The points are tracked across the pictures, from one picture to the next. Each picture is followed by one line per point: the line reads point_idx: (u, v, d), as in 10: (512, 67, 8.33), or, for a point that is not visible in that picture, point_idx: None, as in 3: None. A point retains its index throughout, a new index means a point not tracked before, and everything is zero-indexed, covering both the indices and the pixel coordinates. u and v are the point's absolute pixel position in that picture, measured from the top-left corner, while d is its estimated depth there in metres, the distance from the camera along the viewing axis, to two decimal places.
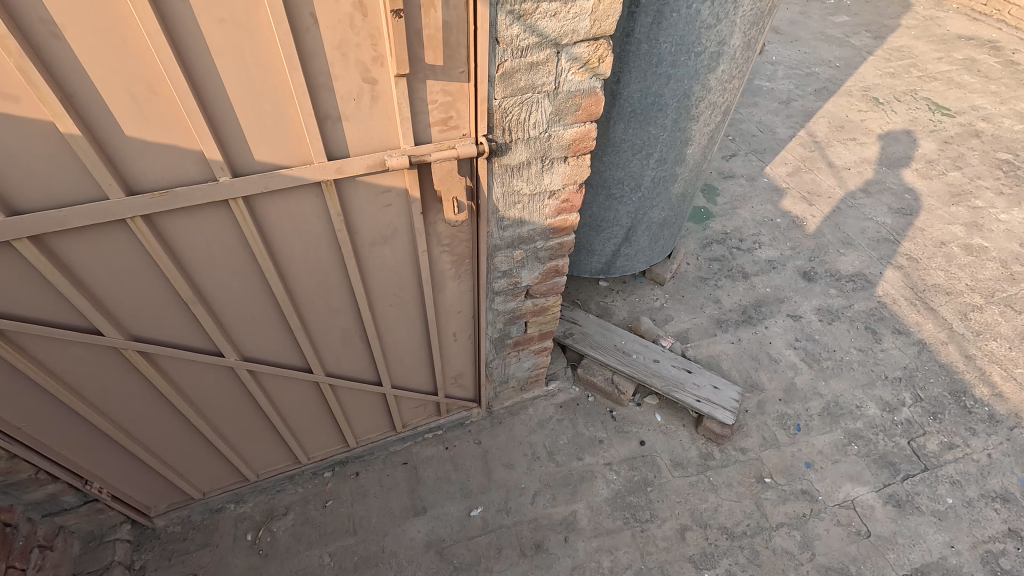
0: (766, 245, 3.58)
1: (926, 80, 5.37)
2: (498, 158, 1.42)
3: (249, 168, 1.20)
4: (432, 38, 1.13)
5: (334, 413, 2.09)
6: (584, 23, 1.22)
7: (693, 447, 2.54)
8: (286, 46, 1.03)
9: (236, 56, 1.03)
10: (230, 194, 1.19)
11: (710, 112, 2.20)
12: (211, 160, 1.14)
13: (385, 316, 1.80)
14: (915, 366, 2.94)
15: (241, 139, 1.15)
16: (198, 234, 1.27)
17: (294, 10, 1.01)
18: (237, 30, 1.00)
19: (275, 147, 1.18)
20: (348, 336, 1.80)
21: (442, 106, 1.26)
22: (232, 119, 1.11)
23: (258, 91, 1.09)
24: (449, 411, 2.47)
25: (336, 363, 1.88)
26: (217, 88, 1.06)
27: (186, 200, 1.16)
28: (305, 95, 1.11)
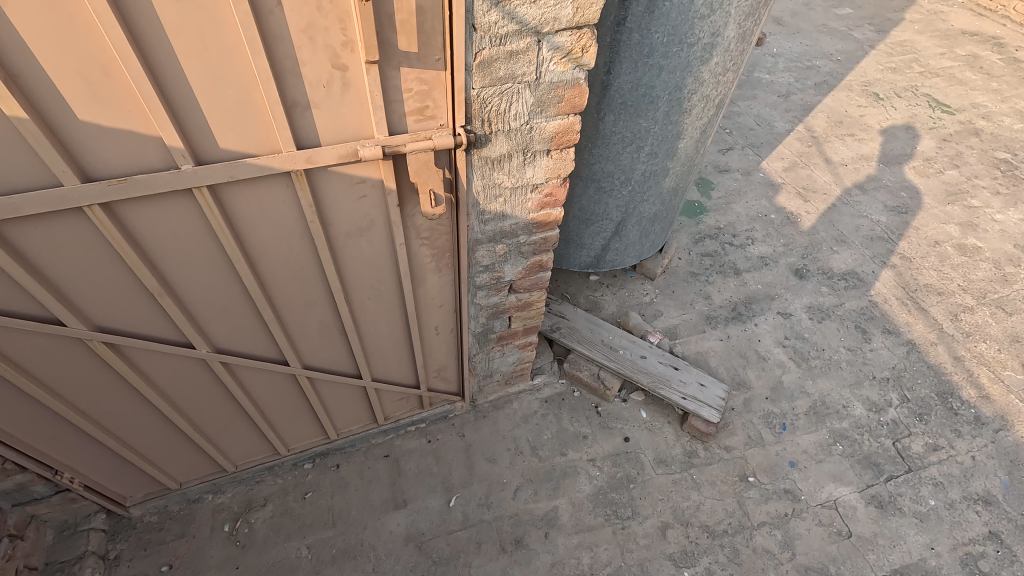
0: (759, 241, 3.55)
1: (928, 76, 5.31)
2: (478, 150, 1.37)
3: (214, 156, 1.15)
4: (405, 23, 1.08)
5: (313, 405, 2.06)
6: (567, 10, 1.16)
7: (678, 444, 2.53)
8: (248, 28, 0.98)
9: (195, 39, 0.98)
10: (193, 183, 1.14)
11: (702, 106, 2.15)
12: (172, 147, 1.09)
13: (363, 308, 1.76)
14: (903, 367, 2.92)
15: (205, 127, 1.10)
16: (162, 224, 1.22)
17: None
18: (195, 10, 0.94)
19: (241, 135, 1.13)
20: (326, 328, 1.76)
21: (418, 95, 1.21)
22: (193, 104, 1.06)
23: (221, 76, 1.04)
24: (432, 404, 2.45)
25: (314, 356, 1.84)
26: (176, 72, 1.01)
27: (146, 189, 1.11)
28: (270, 81, 1.06)
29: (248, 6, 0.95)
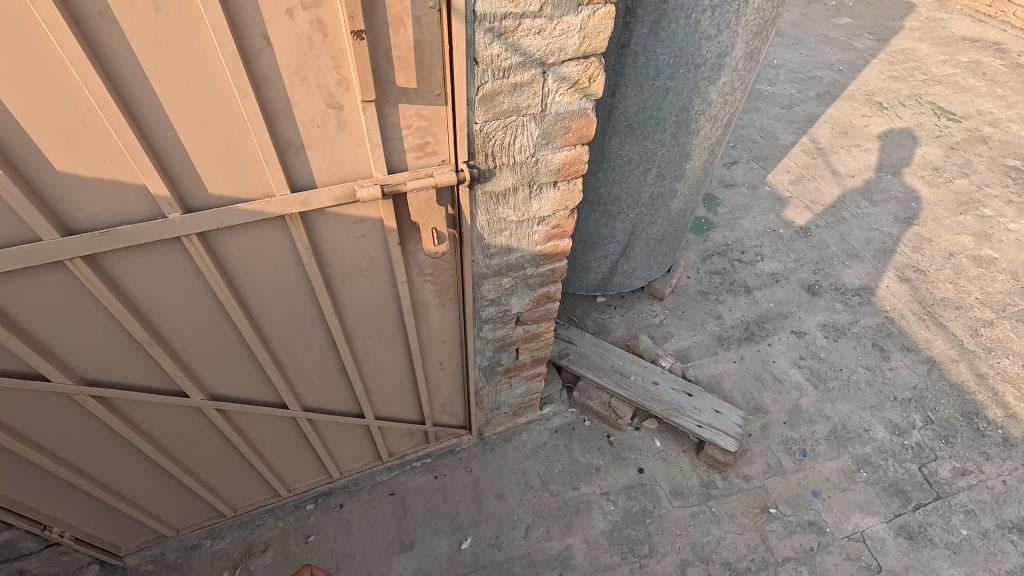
0: (769, 258, 3.47)
1: (931, 83, 5.26)
2: (481, 184, 1.30)
3: (204, 202, 1.09)
4: (402, 59, 1.01)
5: (314, 446, 1.98)
6: (573, 40, 1.10)
7: (694, 474, 2.43)
8: (235, 71, 0.91)
9: (180, 84, 0.92)
10: (182, 231, 1.07)
11: (710, 126, 2.09)
12: (158, 196, 1.02)
13: (365, 347, 1.68)
14: (925, 386, 2.82)
15: (192, 173, 1.03)
16: (151, 273, 1.16)
17: (244, 31, 0.89)
18: (178, 54, 0.88)
19: (231, 180, 1.07)
20: (325, 369, 1.68)
21: (418, 131, 1.14)
22: (179, 151, 0.99)
23: (209, 120, 0.97)
24: (438, 439, 2.36)
25: (314, 396, 1.76)
26: (160, 118, 0.94)
27: (132, 239, 1.05)
28: (261, 125, 0.99)
29: (236, 48, 0.89)
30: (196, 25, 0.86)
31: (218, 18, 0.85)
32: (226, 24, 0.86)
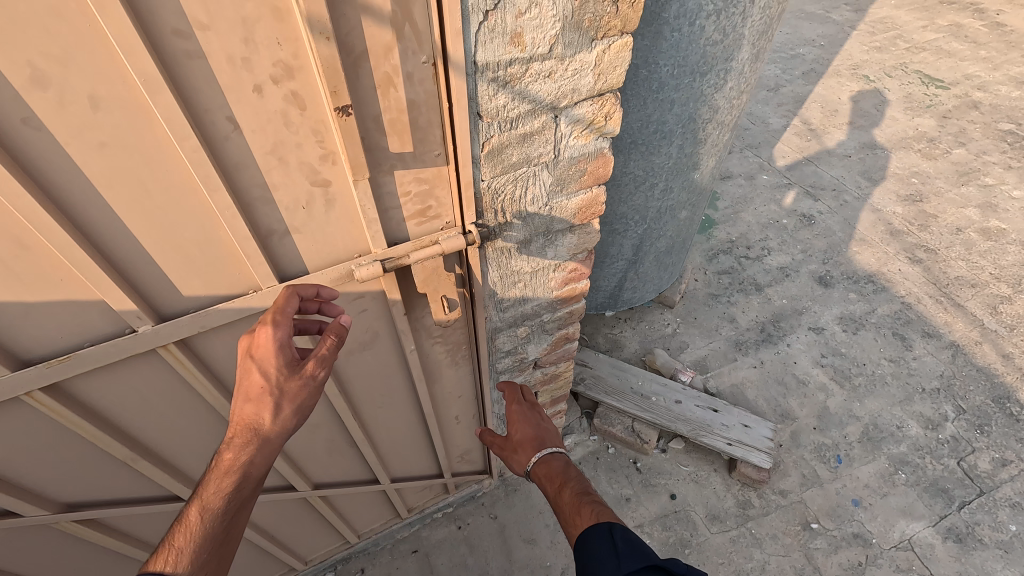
0: (776, 251, 3.36)
1: (915, 51, 5.17)
2: (491, 242, 1.16)
3: (178, 307, 0.93)
4: (395, 123, 0.86)
5: (328, 517, 1.84)
6: (587, 79, 0.95)
7: (729, 495, 2.32)
8: (200, 166, 0.76)
9: (135, 185, 0.76)
10: (156, 342, 0.92)
11: (717, 132, 1.95)
12: (123, 310, 0.87)
13: (374, 415, 1.53)
14: (953, 373, 2.73)
15: (163, 278, 0.88)
16: (129, 389, 1.01)
17: (205, 117, 0.74)
18: (128, 154, 0.72)
19: (209, 278, 0.92)
20: (333, 443, 1.54)
21: (417, 196, 1.00)
22: (142, 258, 0.84)
23: (175, 219, 0.82)
24: (459, 488, 2.22)
25: (323, 470, 1.62)
26: (115, 227, 0.79)
27: (99, 359, 0.90)
28: (237, 219, 0.84)
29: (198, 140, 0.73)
30: (146, 118, 0.71)
31: (173, 108, 0.69)
32: (184, 113, 0.70)
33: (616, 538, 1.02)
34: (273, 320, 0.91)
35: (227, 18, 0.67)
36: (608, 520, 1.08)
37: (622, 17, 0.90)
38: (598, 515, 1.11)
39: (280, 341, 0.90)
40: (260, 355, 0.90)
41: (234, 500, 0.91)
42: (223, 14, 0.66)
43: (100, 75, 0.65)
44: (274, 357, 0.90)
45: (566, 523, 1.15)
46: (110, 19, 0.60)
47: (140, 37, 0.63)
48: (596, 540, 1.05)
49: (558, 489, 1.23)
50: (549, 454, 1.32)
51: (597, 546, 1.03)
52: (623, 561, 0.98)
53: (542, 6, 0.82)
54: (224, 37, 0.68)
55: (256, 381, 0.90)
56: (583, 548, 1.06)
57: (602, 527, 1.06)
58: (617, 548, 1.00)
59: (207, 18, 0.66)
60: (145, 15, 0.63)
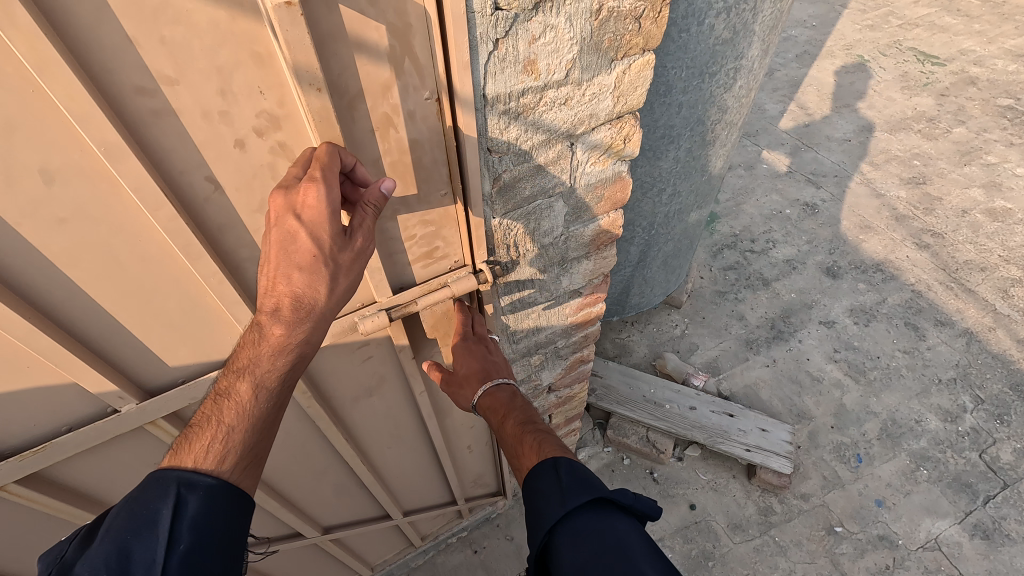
0: (781, 243, 3.28)
1: (908, 27, 5.08)
2: (503, 277, 1.07)
3: (165, 381, 0.86)
4: (397, 166, 0.77)
5: (341, 555, 1.77)
6: (605, 102, 0.87)
7: (750, 502, 2.26)
8: (179, 234, 0.69)
9: (106, 258, 0.69)
10: (142, 420, 0.85)
11: (726, 132, 1.87)
12: (101, 394, 0.79)
13: (384, 456, 1.45)
14: (968, 362, 2.68)
15: (145, 351, 0.81)
16: (116, 465, 0.93)
17: (181, 180, 0.67)
18: (93, 227, 0.66)
19: (198, 344, 0.85)
20: (341, 485, 1.47)
21: (423, 239, 0.91)
22: (121, 334, 0.77)
23: (154, 289, 0.75)
24: (473, 511, 2.14)
25: (331, 512, 1.55)
26: (85, 305, 0.72)
27: (79, 445, 0.82)
28: (223, 284, 0.77)
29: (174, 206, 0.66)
30: (112, 187, 0.64)
31: (142, 174, 0.62)
32: (155, 179, 0.64)
33: (563, 475, 0.88)
34: (319, 178, 0.65)
35: (199, 70, 0.61)
36: (553, 453, 0.93)
37: (644, 34, 0.82)
38: (544, 447, 0.95)
39: (331, 206, 0.67)
40: (304, 222, 0.67)
41: (277, 386, 0.79)
42: (193, 64, 0.60)
43: (56, 146, 0.59)
44: (324, 225, 0.67)
45: (512, 455, 1.00)
46: (61, 87, 0.54)
47: (97, 103, 0.56)
48: (540, 477, 0.90)
49: (500, 419, 1.05)
50: (498, 383, 1.07)
51: (540, 481, 0.90)
52: (568, 497, 0.84)
53: (558, 29, 0.73)
54: (196, 89, 0.62)
55: (299, 255, 0.69)
56: (526, 485, 0.92)
57: (547, 461, 0.91)
58: (563, 482, 0.87)
59: (175, 72, 0.60)
60: (101, 76, 0.57)
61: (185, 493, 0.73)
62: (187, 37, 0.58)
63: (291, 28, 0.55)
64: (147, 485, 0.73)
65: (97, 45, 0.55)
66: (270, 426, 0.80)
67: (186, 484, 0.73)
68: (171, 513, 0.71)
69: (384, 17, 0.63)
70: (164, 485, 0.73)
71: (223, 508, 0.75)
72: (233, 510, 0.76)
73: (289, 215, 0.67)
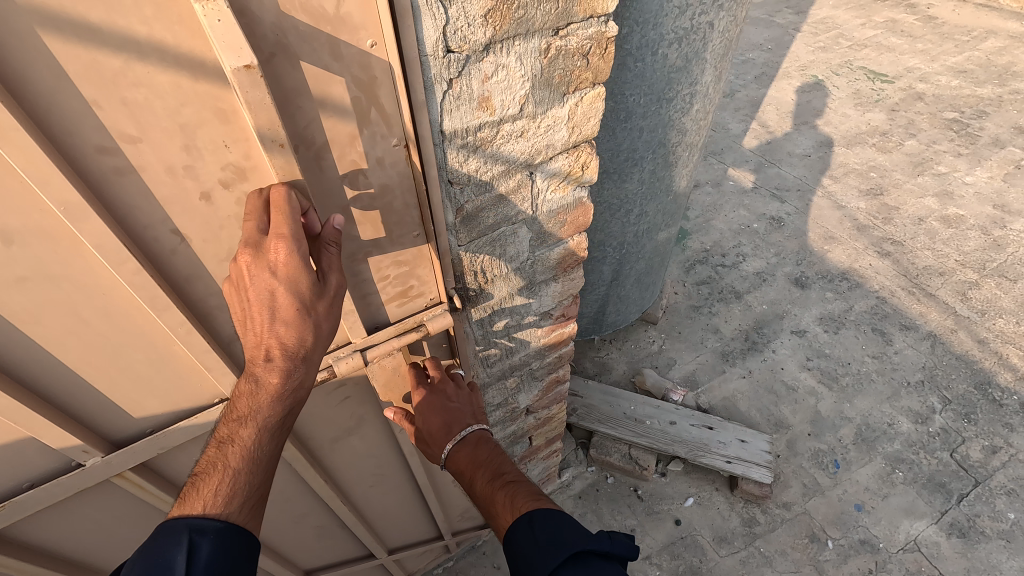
0: (751, 256, 3.38)
1: (857, 48, 5.36)
2: (473, 303, 1.10)
3: (128, 428, 0.93)
4: (369, 209, 0.80)
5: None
6: (560, 133, 0.91)
7: (733, 514, 2.28)
8: (143, 287, 0.76)
9: (73, 319, 0.76)
10: (109, 473, 0.92)
11: (687, 152, 1.95)
12: (63, 447, 0.86)
13: (366, 495, 1.45)
14: (934, 364, 2.78)
15: (112, 406, 0.89)
16: (74, 517, 1.01)
17: (146, 234, 0.74)
18: (53, 284, 0.72)
19: (165, 396, 0.93)
20: (322, 527, 1.46)
21: (397, 278, 0.93)
22: (82, 382, 0.84)
23: (120, 346, 0.83)
24: (461, 544, 2.09)
25: (312, 555, 1.53)
26: (41, 358, 0.78)
27: (41, 501, 0.89)
28: (186, 334, 0.84)
29: (138, 260, 0.73)
30: (73, 247, 0.71)
31: (104, 230, 0.68)
32: (119, 235, 0.70)
33: (538, 530, 0.89)
34: (288, 235, 0.70)
35: (162, 129, 0.67)
36: (528, 508, 0.94)
37: (592, 69, 0.86)
38: (517, 501, 0.96)
39: (302, 261, 0.71)
40: (281, 281, 0.70)
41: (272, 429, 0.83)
42: (155, 123, 0.66)
43: (18, 210, 0.65)
44: (300, 278, 0.71)
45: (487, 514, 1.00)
46: (17, 148, 0.59)
47: (64, 172, 0.63)
48: (518, 533, 0.91)
49: (470, 478, 1.04)
50: (461, 439, 1.07)
51: (519, 540, 0.91)
52: (547, 556, 0.86)
53: (509, 67, 0.77)
54: (159, 146, 0.68)
55: (284, 309, 0.73)
56: (506, 543, 0.93)
57: (523, 518, 0.92)
58: (540, 540, 0.88)
59: (138, 132, 0.66)
60: (67, 145, 0.63)
61: (196, 539, 0.77)
62: (149, 98, 0.65)
63: (251, 89, 0.59)
64: (161, 536, 0.78)
65: (64, 116, 0.62)
66: (268, 466, 0.84)
67: (198, 530, 0.78)
68: (184, 559, 0.75)
69: (348, 74, 0.66)
70: (177, 533, 0.77)
71: (230, 549, 0.79)
72: (240, 548, 0.81)
73: (267, 275, 0.70)
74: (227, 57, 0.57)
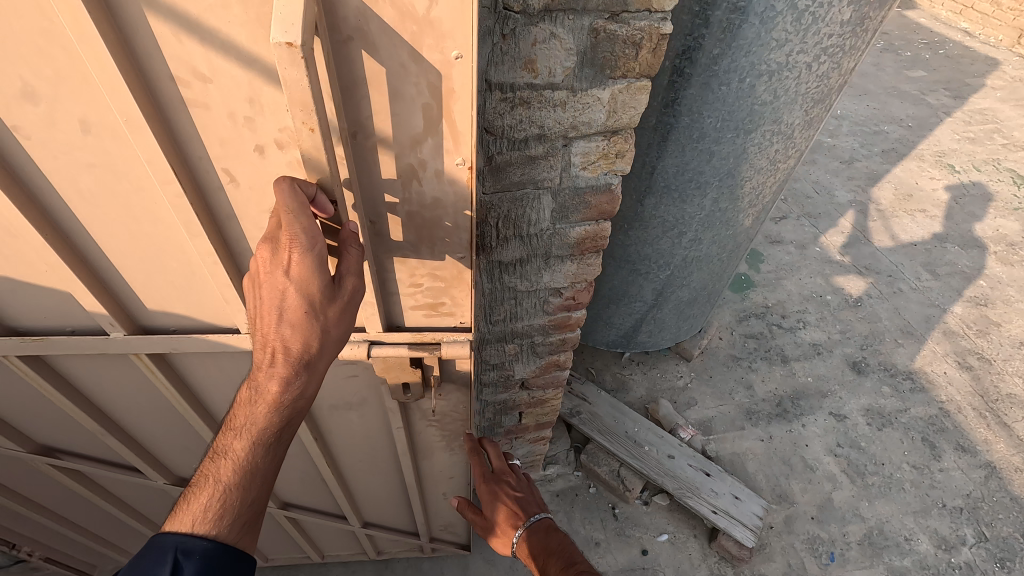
0: (812, 326, 3.21)
1: (1012, 148, 4.85)
2: (488, 254, 1.19)
3: (152, 313, 1.14)
4: (416, 215, 0.95)
5: (297, 532, 1.93)
6: (599, 114, 0.98)
7: (704, 565, 2.22)
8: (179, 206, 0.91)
9: (126, 211, 0.94)
10: (126, 347, 1.15)
11: (757, 191, 1.93)
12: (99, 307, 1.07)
13: (353, 466, 1.60)
14: (981, 496, 2.51)
15: (145, 295, 1.09)
16: (97, 369, 1.26)
17: (198, 163, 0.88)
18: (115, 178, 0.89)
19: (188, 299, 1.11)
20: (308, 475, 1.63)
21: (430, 291, 1.10)
22: (127, 261, 1.03)
23: (160, 245, 1.00)
24: (436, 552, 2.15)
25: (294, 492, 1.72)
26: (98, 231, 0.97)
27: (74, 347, 1.14)
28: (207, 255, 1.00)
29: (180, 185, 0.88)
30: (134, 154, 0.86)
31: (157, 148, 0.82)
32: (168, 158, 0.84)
33: None
34: (304, 236, 0.79)
35: (231, 77, 0.78)
36: None
37: (641, 61, 0.92)
38: None
39: (319, 260, 0.82)
40: (294, 281, 0.83)
41: (262, 446, 1.00)
42: (224, 71, 0.77)
43: (99, 111, 0.80)
44: (311, 279, 0.83)
45: None
46: (100, 64, 0.73)
47: (132, 91, 0.76)
48: None
49: None
50: None
51: None
52: None
53: (559, 37, 0.86)
54: (224, 91, 0.79)
55: (292, 310, 0.86)
56: None
57: None
58: None
59: (208, 73, 0.77)
60: (148, 70, 0.77)
61: (182, 556, 0.94)
62: (223, 47, 0.75)
63: (292, 67, 0.66)
64: (156, 546, 0.96)
65: (149, 48, 0.75)
66: (257, 478, 1.01)
67: (183, 549, 0.95)
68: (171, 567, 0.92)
69: (423, 78, 0.78)
70: (167, 547, 0.95)
71: (213, 554, 0.97)
72: (223, 552, 0.98)
73: (283, 277, 0.83)
74: (276, 29, 0.63)
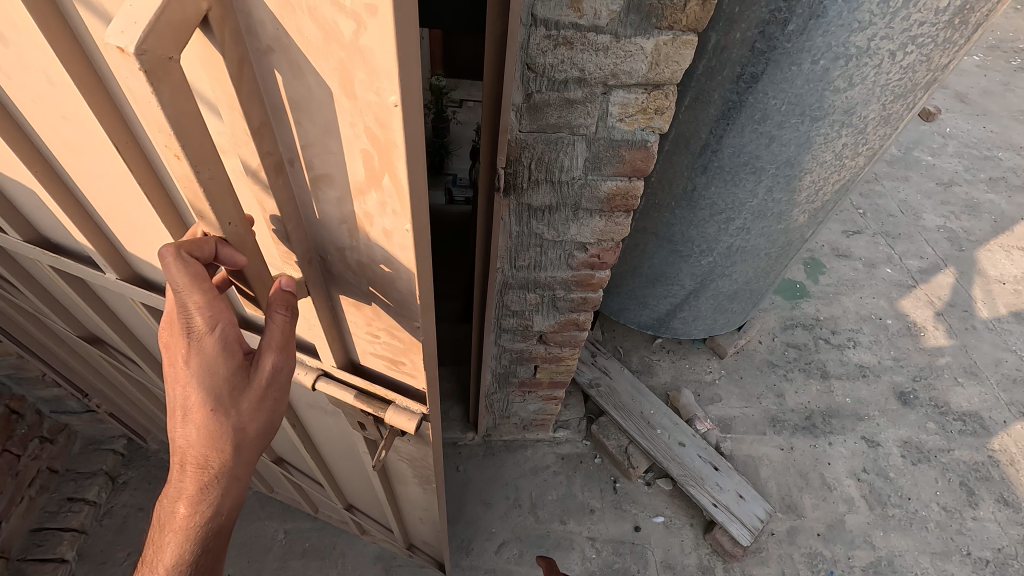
0: (863, 347, 3.04)
1: None
2: (518, 195, 1.23)
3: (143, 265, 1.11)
4: (369, 272, 0.82)
5: (294, 489, 2.02)
6: (640, 65, 1.00)
7: (694, 553, 2.22)
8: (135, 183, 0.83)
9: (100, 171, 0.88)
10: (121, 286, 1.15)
11: (817, 186, 1.85)
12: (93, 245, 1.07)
13: (337, 456, 1.60)
14: (1013, 553, 2.34)
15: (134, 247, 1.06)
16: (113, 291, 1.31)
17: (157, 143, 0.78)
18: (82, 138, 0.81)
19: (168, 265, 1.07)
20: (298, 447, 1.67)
21: (391, 347, 0.98)
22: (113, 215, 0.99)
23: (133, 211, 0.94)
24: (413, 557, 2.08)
25: (288, 453, 1.79)
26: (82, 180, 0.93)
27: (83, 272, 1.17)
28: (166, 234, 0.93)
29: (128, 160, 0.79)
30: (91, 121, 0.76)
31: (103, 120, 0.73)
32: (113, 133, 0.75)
33: None
34: (207, 327, 0.78)
35: None
36: None
37: (688, 13, 0.94)
38: None
39: (224, 351, 0.80)
40: (196, 375, 0.81)
41: (185, 557, 0.94)
42: None
43: (49, 66, 0.70)
44: (217, 368, 0.81)
45: None
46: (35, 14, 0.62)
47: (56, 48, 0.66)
48: None
49: None
50: None
51: None
52: None
53: None
54: None
55: (198, 407, 0.83)
56: None
57: None
58: None
59: None
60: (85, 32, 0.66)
61: None
62: None
63: (136, 74, 0.53)
64: None
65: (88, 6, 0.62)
66: None
67: None
68: None
69: (358, 117, 0.61)
70: None
71: None
72: None
73: (187, 373, 0.81)
74: (111, 27, 0.50)
